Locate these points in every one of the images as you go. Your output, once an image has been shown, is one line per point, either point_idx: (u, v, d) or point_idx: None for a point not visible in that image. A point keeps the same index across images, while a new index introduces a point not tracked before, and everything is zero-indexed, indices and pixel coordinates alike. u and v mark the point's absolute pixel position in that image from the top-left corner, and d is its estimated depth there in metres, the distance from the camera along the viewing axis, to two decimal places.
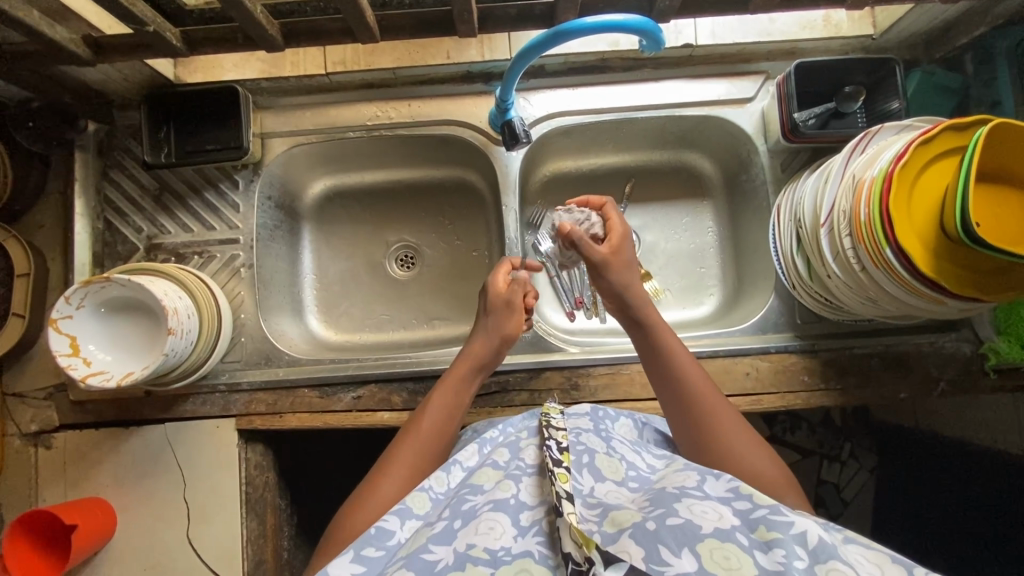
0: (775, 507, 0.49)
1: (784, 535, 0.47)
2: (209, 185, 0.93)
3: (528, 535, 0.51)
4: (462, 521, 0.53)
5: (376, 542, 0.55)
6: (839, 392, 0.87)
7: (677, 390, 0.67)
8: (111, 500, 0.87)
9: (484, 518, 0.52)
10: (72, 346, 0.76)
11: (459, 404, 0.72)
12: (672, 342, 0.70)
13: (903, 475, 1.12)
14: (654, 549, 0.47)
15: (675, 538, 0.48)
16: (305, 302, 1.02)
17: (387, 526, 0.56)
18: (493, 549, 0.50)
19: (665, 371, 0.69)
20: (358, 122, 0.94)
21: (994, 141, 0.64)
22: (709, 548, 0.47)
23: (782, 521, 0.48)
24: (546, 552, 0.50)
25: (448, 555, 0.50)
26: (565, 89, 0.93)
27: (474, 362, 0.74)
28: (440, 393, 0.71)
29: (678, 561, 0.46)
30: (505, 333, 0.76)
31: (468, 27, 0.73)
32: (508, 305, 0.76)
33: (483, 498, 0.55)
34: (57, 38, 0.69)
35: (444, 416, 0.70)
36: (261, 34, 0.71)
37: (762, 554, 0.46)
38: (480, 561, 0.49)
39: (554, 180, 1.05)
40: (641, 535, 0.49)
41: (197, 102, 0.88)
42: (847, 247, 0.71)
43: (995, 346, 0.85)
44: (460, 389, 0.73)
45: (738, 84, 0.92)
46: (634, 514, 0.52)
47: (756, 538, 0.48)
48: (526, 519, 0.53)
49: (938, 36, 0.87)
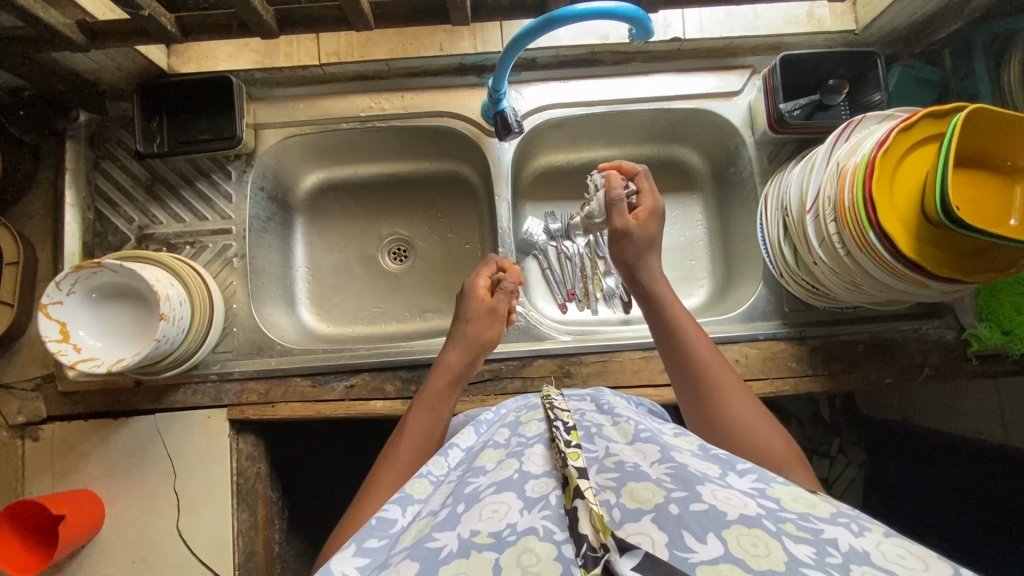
0: (805, 516, 0.47)
1: (814, 536, 0.44)
2: (201, 176, 0.93)
3: (534, 510, 0.50)
4: (466, 504, 0.52)
5: (377, 533, 0.54)
6: (827, 378, 0.88)
7: (686, 362, 0.69)
8: (99, 491, 0.86)
9: (490, 501, 0.51)
10: (62, 332, 0.75)
11: (443, 414, 0.72)
12: (683, 315, 0.73)
13: (892, 467, 1.13)
14: (678, 535, 0.44)
15: (699, 522, 0.45)
16: (297, 294, 1.02)
17: (389, 514, 0.55)
18: (499, 531, 0.48)
19: (674, 342, 0.71)
20: (352, 114, 0.95)
21: (972, 127, 0.66)
22: (735, 534, 0.44)
23: (812, 526, 0.46)
24: (552, 527, 0.48)
25: (452, 541, 0.48)
26: (556, 82, 0.95)
27: (448, 376, 0.74)
28: (416, 409, 0.71)
29: (703, 547, 0.43)
30: (480, 343, 0.76)
31: (461, 14, 0.75)
32: (492, 312, 0.77)
33: (486, 480, 0.55)
34: (52, 22, 0.69)
35: (427, 426, 0.70)
36: (256, 19, 0.72)
37: (791, 543, 0.43)
38: (485, 547, 0.47)
39: (545, 173, 1.06)
40: (663, 520, 0.46)
41: (191, 92, 0.89)
42: (832, 232, 0.73)
43: (976, 333, 0.87)
44: (438, 401, 0.72)
45: (725, 78, 0.94)
46: (655, 491, 0.49)
47: (785, 527, 0.45)
48: (532, 492, 0.52)
49: (917, 32, 0.90)
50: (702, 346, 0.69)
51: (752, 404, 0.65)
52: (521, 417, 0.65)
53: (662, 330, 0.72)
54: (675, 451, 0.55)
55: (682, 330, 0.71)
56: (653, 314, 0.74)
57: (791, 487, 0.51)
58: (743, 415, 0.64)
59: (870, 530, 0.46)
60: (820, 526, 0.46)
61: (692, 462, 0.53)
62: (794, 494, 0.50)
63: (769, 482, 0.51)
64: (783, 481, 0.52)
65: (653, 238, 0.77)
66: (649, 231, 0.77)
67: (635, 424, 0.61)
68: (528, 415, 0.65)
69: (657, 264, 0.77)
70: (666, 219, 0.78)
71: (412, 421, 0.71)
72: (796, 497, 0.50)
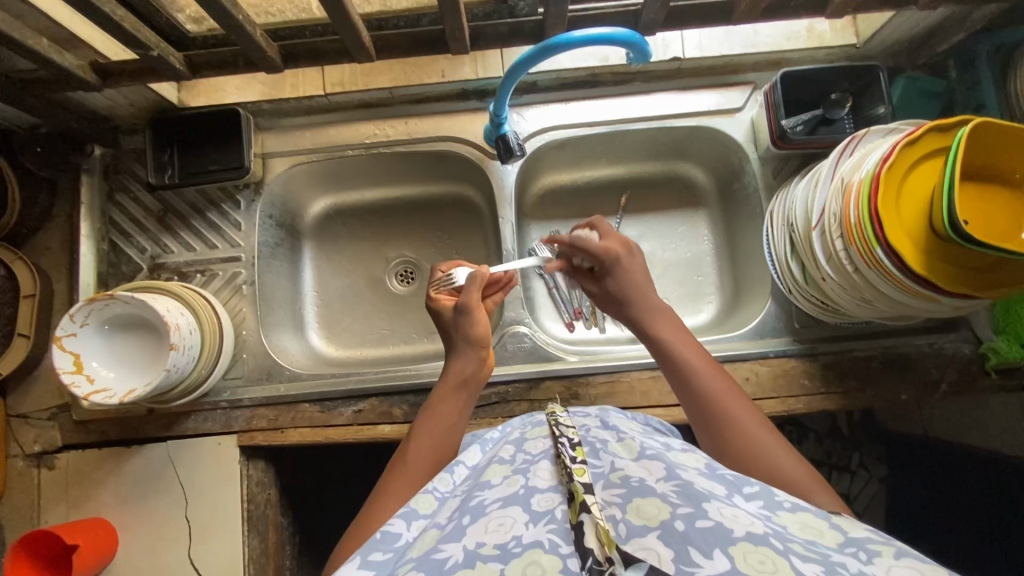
0: (812, 542, 0.46)
1: (823, 558, 0.43)
2: (211, 206, 0.95)
3: (541, 523, 0.48)
4: (471, 516, 0.51)
5: (382, 546, 0.53)
6: (840, 395, 0.87)
7: (693, 389, 0.67)
8: (112, 520, 0.86)
9: (495, 516, 0.50)
10: (76, 364, 0.77)
11: (453, 421, 0.71)
12: (689, 347, 0.69)
13: (915, 484, 1.10)
14: (683, 551, 0.43)
15: (705, 538, 0.43)
16: (306, 319, 1.03)
17: (393, 529, 0.55)
18: (504, 544, 0.47)
19: (681, 377, 0.68)
20: (357, 140, 0.96)
21: (976, 140, 0.65)
22: (743, 551, 0.42)
23: (820, 550, 0.45)
24: (558, 540, 0.46)
25: (457, 552, 0.48)
26: (557, 104, 0.95)
27: (453, 382, 0.74)
28: (426, 416, 0.71)
29: (711, 563, 0.41)
30: (476, 343, 0.75)
31: (460, 44, 0.76)
32: (465, 309, 0.76)
33: (492, 493, 0.54)
34: (65, 64, 0.72)
35: (435, 433, 0.69)
36: (261, 56, 0.74)
37: (800, 561, 0.42)
38: (490, 558, 0.46)
39: (549, 193, 1.07)
40: (669, 537, 0.44)
41: (200, 124, 0.91)
42: (840, 249, 0.72)
43: (994, 346, 0.85)
44: (445, 405, 0.72)
45: (726, 95, 0.94)
46: (660, 508, 0.47)
47: (793, 547, 0.44)
48: (538, 506, 0.50)
49: (920, 42, 0.89)
50: (707, 376, 0.67)
51: (763, 424, 0.63)
52: (526, 433, 0.64)
53: (676, 371, 0.68)
54: (680, 468, 0.53)
55: (690, 367, 0.68)
56: (653, 344, 0.71)
57: (798, 514, 0.50)
58: (754, 439, 0.61)
59: (880, 555, 0.45)
60: (828, 551, 0.45)
61: (698, 480, 0.52)
62: (802, 523, 0.49)
63: (775, 510, 0.50)
64: (789, 505, 0.51)
65: (630, 275, 0.74)
66: (623, 269, 0.75)
67: (640, 440, 0.59)
68: (534, 431, 0.64)
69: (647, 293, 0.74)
70: (632, 260, 0.76)
71: (421, 430, 0.70)
72: (805, 524, 0.49)
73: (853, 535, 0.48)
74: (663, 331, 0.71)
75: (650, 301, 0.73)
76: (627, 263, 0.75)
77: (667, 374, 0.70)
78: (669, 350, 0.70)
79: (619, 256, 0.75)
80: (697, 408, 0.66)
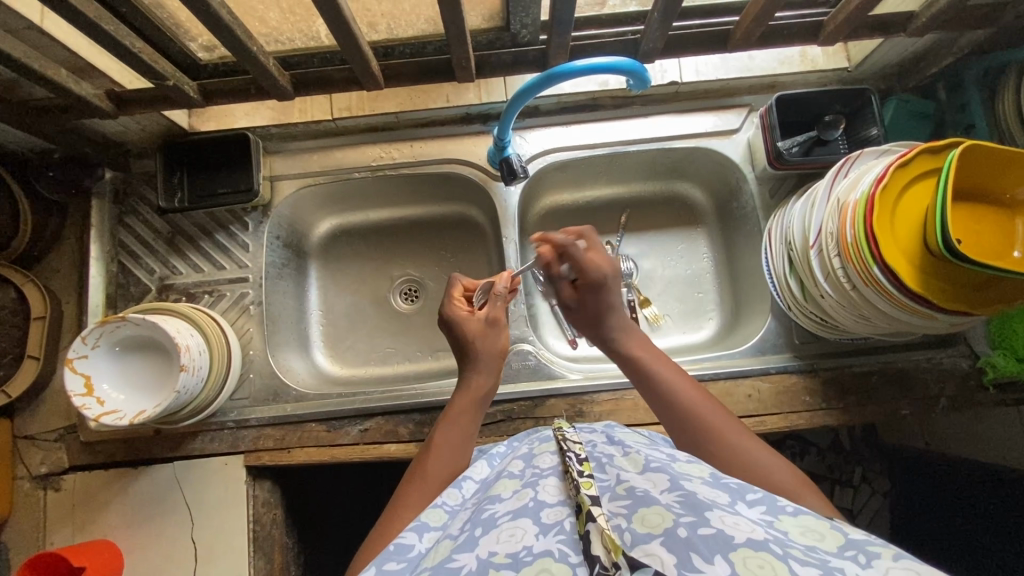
0: (811, 547, 0.47)
1: (822, 562, 0.44)
2: (220, 228, 0.97)
3: (550, 534, 0.49)
4: (483, 528, 0.52)
5: (397, 556, 0.53)
6: (841, 411, 0.88)
7: (670, 404, 0.68)
8: (118, 542, 0.86)
9: (507, 527, 0.51)
10: (86, 386, 0.77)
11: (469, 432, 0.72)
12: (662, 363, 0.72)
13: (918, 499, 1.10)
14: (686, 556, 0.43)
15: (708, 545, 0.44)
16: (311, 338, 1.04)
17: (406, 541, 0.55)
18: (515, 553, 0.48)
19: (657, 392, 0.70)
20: (363, 163, 0.99)
21: (967, 162, 0.68)
22: (743, 556, 0.43)
23: (819, 556, 0.45)
24: (567, 550, 0.47)
25: (471, 561, 0.48)
26: (558, 127, 0.98)
27: (472, 394, 0.75)
28: (444, 427, 0.72)
29: (712, 568, 0.42)
30: (496, 353, 0.78)
31: (466, 72, 0.79)
32: (490, 323, 0.79)
33: (502, 507, 0.55)
34: (83, 93, 0.74)
35: (454, 444, 0.70)
36: (273, 84, 0.77)
37: (799, 565, 0.43)
38: (502, 566, 0.47)
39: (550, 213, 1.08)
40: (672, 543, 0.45)
41: (210, 148, 0.93)
42: (837, 267, 0.74)
43: (991, 361, 0.86)
44: (464, 415, 0.73)
45: (723, 117, 0.97)
46: (664, 517, 0.47)
47: (791, 552, 0.45)
48: (547, 519, 0.51)
49: (909, 67, 0.92)
50: (686, 390, 0.69)
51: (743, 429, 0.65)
52: (535, 448, 0.65)
53: (652, 387, 0.70)
54: (685, 480, 0.54)
55: (666, 382, 0.70)
56: (628, 363, 0.73)
57: (799, 518, 0.51)
58: (733, 445, 0.63)
59: (879, 557, 0.45)
60: (826, 556, 0.46)
61: (701, 490, 0.52)
62: (802, 527, 0.50)
63: (778, 515, 0.51)
64: (792, 510, 0.52)
65: (608, 298, 0.75)
66: (602, 292, 0.74)
67: (645, 455, 0.60)
68: (542, 446, 0.65)
69: (618, 316, 0.75)
70: (614, 283, 0.75)
71: (438, 442, 0.70)
72: (806, 529, 0.50)
73: (852, 538, 0.49)
74: (636, 350, 0.73)
75: (622, 325, 0.75)
76: (610, 287, 0.75)
77: (644, 391, 0.71)
78: (644, 368, 0.72)
79: (603, 280, 0.74)
80: (675, 421, 0.67)
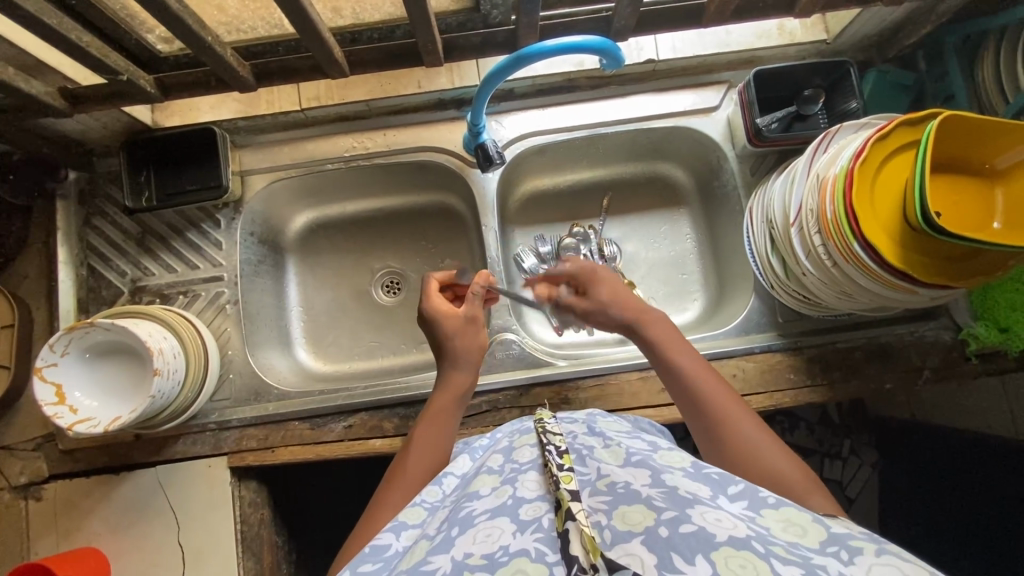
0: (794, 544, 0.47)
1: (804, 561, 0.44)
2: (191, 226, 0.94)
3: (527, 531, 0.49)
4: (459, 528, 0.51)
5: (372, 557, 0.53)
6: (826, 387, 0.88)
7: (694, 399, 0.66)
8: (105, 548, 0.85)
9: (483, 527, 0.50)
10: (58, 395, 0.76)
11: (448, 430, 0.71)
12: (688, 357, 0.69)
13: (906, 469, 1.11)
14: (667, 556, 0.43)
15: (688, 545, 0.44)
16: (293, 335, 1.02)
17: (382, 540, 0.54)
18: (491, 553, 0.47)
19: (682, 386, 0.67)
20: (336, 154, 0.96)
21: (947, 132, 0.67)
22: (724, 555, 0.42)
23: (801, 553, 0.45)
24: (544, 549, 0.47)
25: (446, 564, 0.47)
26: (534, 110, 0.96)
27: (453, 393, 0.74)
28: (423, 427, 0.71)
29: (692, 569, 0.42)
30: (475, 351, 0.76)
31: (433, 56, 0.76)
32: (468, 321, 0.76)
33: (480, 505, 0.54)
34: (34, 92, 0.71)
35: (431, 443, 0.69)
36: (233, 75, 0.74)
37: (780, 564, 0.42)
38: (478, 568, 0.46)
39: (531, 199, 1.07)
40: (652, 543, 0.44)
41: (175, 145, 0.90)
42: (818, 244, 0.73)
43: (973, 332, 0.86)
44: (443, 415, 0.72)
45: (702, 95, 0.95)
46: (645, 515, 0.47)
47: (774, 550, 0.44)
48: (525, 516, 0.50)
49: (887, 38, 0.91)
50: (711, 386, 0.66)
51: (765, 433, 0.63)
52: (513, 442, 0.64)
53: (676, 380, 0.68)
54: (666, 473, 0.54)
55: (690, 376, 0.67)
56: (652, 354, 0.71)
57: (782, 511, 0.51)
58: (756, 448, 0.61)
59: (860, 553, 0.45)
60: (809, 553, 0.45)
61: (682, 483, 0.52)
62: (783, 521, 0.50)
63: (759, 509, 0.51)
64: (773, 501, 0.52)
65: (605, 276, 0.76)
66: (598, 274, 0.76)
67: (626, 446, 0.59)
68: (521, 439, 0.64)
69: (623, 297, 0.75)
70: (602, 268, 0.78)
71: (416, 442, 0.70)
72: (788, 522, 0.49)
73: (835, 530, 0.49)
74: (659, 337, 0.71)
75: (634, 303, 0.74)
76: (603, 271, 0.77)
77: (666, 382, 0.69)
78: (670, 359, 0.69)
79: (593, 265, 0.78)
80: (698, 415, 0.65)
